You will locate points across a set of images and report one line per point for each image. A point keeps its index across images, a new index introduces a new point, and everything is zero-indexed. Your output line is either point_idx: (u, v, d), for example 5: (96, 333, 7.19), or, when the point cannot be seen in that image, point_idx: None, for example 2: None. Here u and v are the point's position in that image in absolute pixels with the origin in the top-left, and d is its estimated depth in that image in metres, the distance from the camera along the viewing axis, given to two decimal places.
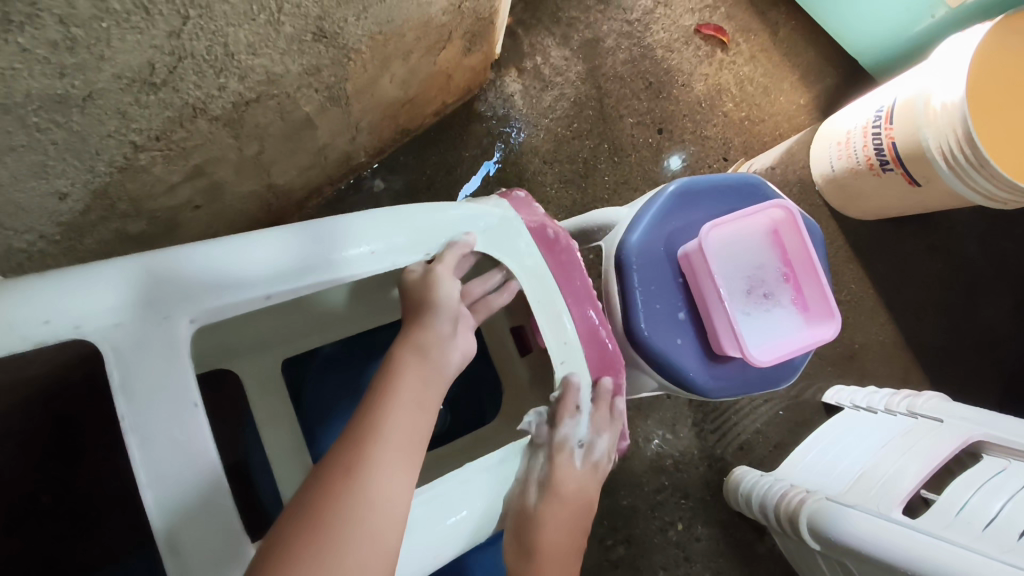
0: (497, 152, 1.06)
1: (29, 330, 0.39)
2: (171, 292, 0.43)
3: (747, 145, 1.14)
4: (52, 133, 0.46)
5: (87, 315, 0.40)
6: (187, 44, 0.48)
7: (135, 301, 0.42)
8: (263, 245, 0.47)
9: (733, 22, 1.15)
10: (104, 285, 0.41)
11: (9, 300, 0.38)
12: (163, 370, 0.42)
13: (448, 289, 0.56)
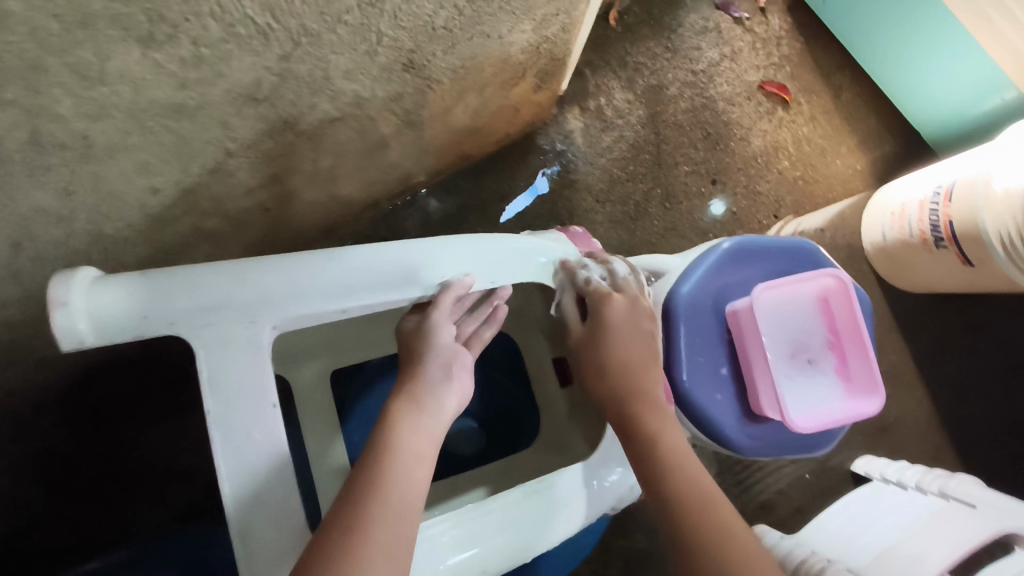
0: (541, 180, 1.09)
1: (134, 326, 0.42)
2: (258, 301, 0.46)
3: (798, 204, 1.14)
4: (162, 136, 0.50)
5: (184, 317, 0.43)
6: (292, 67, 0.51)
7: (227, 308, 0.45)
8: (343, 265, 0.49)
9: (797, 82, 1.16)
10: (201, 290, 0.44)
11: (116, 293, 0.41)
12: (245, 372, 0.45)
13: (445, 334, 0.55)
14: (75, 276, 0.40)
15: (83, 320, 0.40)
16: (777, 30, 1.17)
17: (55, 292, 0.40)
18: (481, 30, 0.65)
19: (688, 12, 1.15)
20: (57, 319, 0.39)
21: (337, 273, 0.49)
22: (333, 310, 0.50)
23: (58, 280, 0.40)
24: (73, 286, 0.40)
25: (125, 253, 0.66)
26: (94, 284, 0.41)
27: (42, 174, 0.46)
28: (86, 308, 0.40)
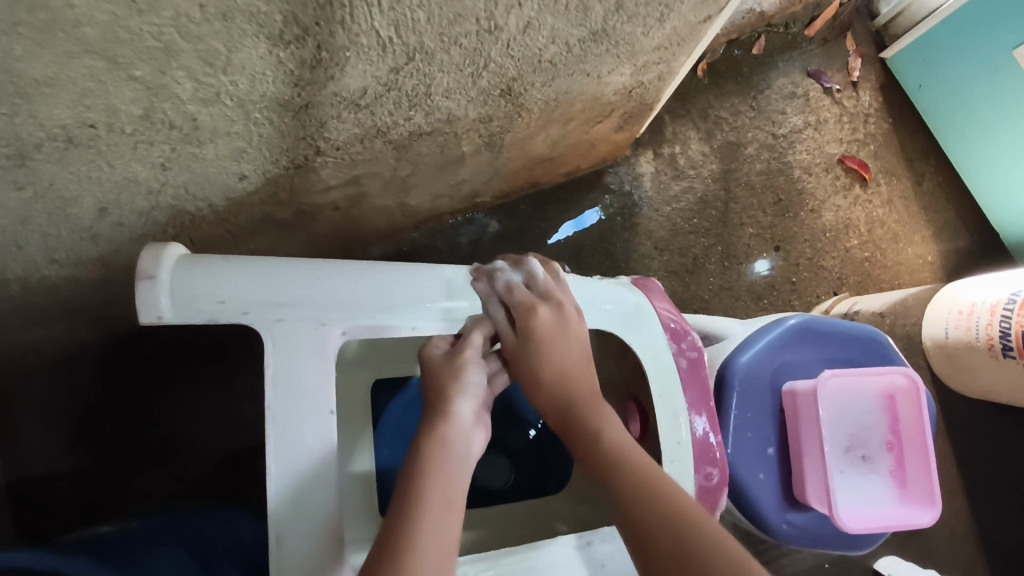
0: (596, 214, 1.08)
1: (209, 306, 0.44)
2: (331, 301, 0.47)
3: (861, 286, 1.11)
4: (263, 128, 0.50)
5: (257, 304, 0.45)
6: (399, 80, 0.51)
7: (299, 301, 0.46)
8: (412, 278, 0.51)
9: (878, 162, 1.14)
10: (278, 280, 0.46)
11: (206, 276, 0.44)
12: (308, 370, 0.46)
13: (474, 374, 0.52)
14: (165, 250, 0.44)
15: (164, 293, 0.43)
16: (867, 106, 1.15)
17: (144, 264, 0.43)
18: (583, 68, 0.64)
19: (778, 74, 1.13)
20: (145, 289, 0.43)
21: (407, 284, 0.50)
22: (403, 325, 0.50)
23: (150, 253, 0.43)
24: (160, 259, 0.43)
25: (198, 229, 0.67)
26: (181, 263, 0.44)
27: (145, 148, 0.46)
28: (169, 282, 0.43)
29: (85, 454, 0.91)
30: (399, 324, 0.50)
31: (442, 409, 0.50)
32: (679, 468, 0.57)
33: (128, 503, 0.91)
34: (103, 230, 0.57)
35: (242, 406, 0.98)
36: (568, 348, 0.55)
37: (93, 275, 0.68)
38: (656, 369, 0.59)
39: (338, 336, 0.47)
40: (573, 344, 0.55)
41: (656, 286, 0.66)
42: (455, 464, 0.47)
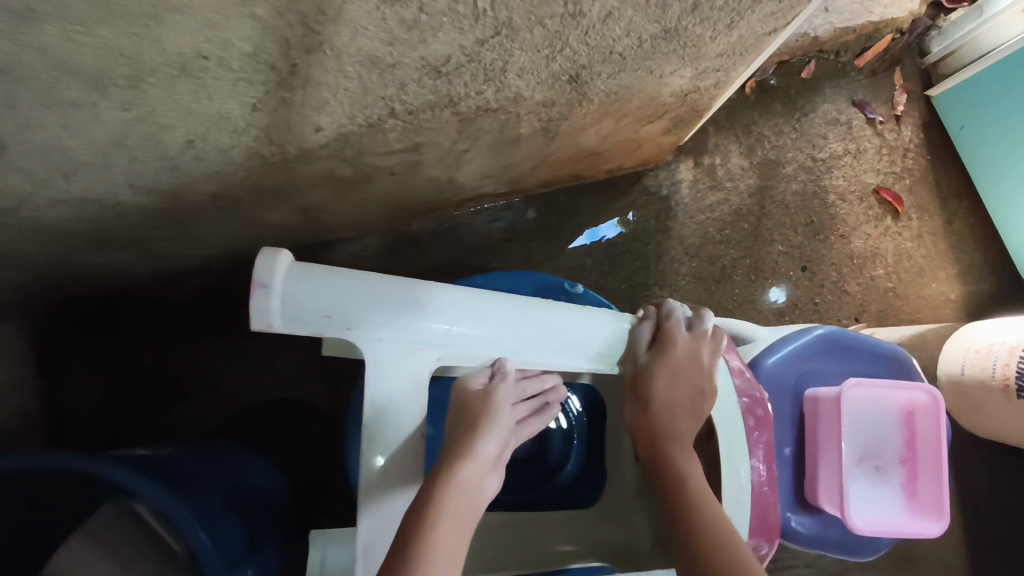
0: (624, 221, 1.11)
1: (316, 319, 0.44)
2: (431, 331, 0.48)
3: (883, 315, 1.13)
4: (350, 82, 0.53)
5: (362, 325, 0.46)
6: (482, 52, 0.55)
7: (404, 325, 0.47)
8: (503, 313, 0.51)
9: (913, 197, 1.16)
10: (384, 304, 0.46)
11: (314, 289, 0.44)
12: (405, 394, 0.49)
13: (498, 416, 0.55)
14: (282, 258, 0.43)
15: (275, 301, 0.43)
16: (907, 141, 1.17)
17: (259, 273, 0.42)
18: (648, 65, 0.67)
19: (824, 99, 1.16)
20: (257, 299, 0.42)
21: (501, 318, 0.50)
22: (494, 357, 0.52)
23: (266, 260, 0.43)
24: (275, 268, 0.43)
25: (263, 175, 0.70)
26: (292, 273, 0.44)
27: (244, 86, 0.50)
28: (281, 290, 0.43)
29: (127, 383, 1.05)
30: (492, 356, 0.52)
31: (463, 447, 0.52)
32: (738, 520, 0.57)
33: (160, 432, 1.04)
34: (183, 163, 0.61)
35: (269, 356, 1.09)
36: (683, 387, 0.59)
37: (161, 208, 0.72)
38: (723, 411, 0.60)
39: (431, 361, 0.49)
40: (687, 386, 0.59)
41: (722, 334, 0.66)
42: (468, 503, 0.49)
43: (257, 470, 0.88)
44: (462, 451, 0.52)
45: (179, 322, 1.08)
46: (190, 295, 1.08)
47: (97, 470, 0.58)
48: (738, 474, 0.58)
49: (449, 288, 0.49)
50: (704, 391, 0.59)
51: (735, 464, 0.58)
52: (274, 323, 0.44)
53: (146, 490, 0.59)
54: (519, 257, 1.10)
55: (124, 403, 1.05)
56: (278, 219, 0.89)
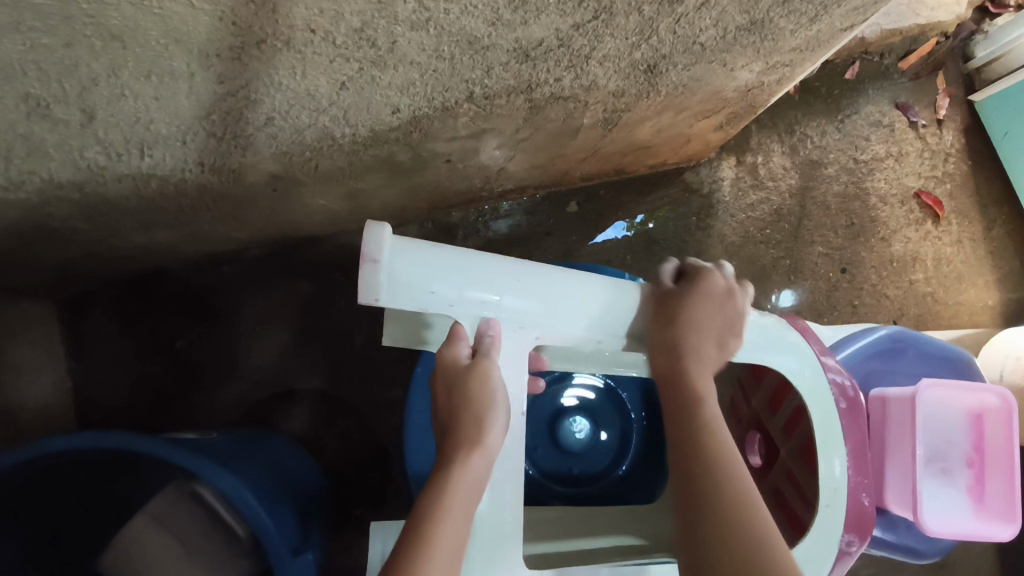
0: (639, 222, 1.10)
1: (421, 295, 0.50)
2: (524, 309, 0.54)
3: (921, 319, 1.13)
4: (441, 63, 0.53)
5: (463, 299, 0.52)
6: (574, 37, 0.54)
7: (501, 299, 0.53)
8: (587, 292, 0.56)
9: (953, 202, 1.16)
10: (482, 278, 0.52)
11: (419, 267, 0.50)
12: (509, 370, 0.55)
13: (494, 430, 0.52)
14: (389, 231, 0.48)
15: (383, 276, 0.48)
16: (948, 145, 1.16)
17: (369, 248, 0.47)
18: (723, 58, 0.66)
19: (867, 101, 1.15)
20: (367, 273, 0.48)
21: (587, 299, 0.56)
22: (592, 338, 0.58)
23: (374, 236, 0.47)
24: (383, 244, 0.48)
25: (328, 157, 0.69)
26: (397, 244, 0.49)
27: (340, 63, 0.49)
28: (388, 265, 0.48)
29: (162, 366, 1.04)
30: (590, 339, 0.58)
31: (469, 433, 0.51)
32: (833, 513, 0.59)
33: (194, 416, 1.03)
34: (257, 141, 0.60)
35: (305, 344, 1.06)
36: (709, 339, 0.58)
37: (221, 188, 0.71)
38: (816, 403, 0.61)
39: (532, 340, 0.56)
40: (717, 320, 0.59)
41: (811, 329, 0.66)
42: (471, 491, 0.50)
43: (294, 462, 0.87)
44: (469, 440, 0.51)
45: (215, 306, 1.06)
46: (227, 279, 1.06)
47: (150, 449, 0.58)
48: (833, 468, 0.60)
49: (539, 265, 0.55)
50: (730, 325, 0.59)
51: (829, 461, 0.60)
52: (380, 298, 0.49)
53: (205, 468, 0.58)
54: (559, 251, 1.09)
55: (159, 387, 1.04)
56: (327, 204, 0.88)
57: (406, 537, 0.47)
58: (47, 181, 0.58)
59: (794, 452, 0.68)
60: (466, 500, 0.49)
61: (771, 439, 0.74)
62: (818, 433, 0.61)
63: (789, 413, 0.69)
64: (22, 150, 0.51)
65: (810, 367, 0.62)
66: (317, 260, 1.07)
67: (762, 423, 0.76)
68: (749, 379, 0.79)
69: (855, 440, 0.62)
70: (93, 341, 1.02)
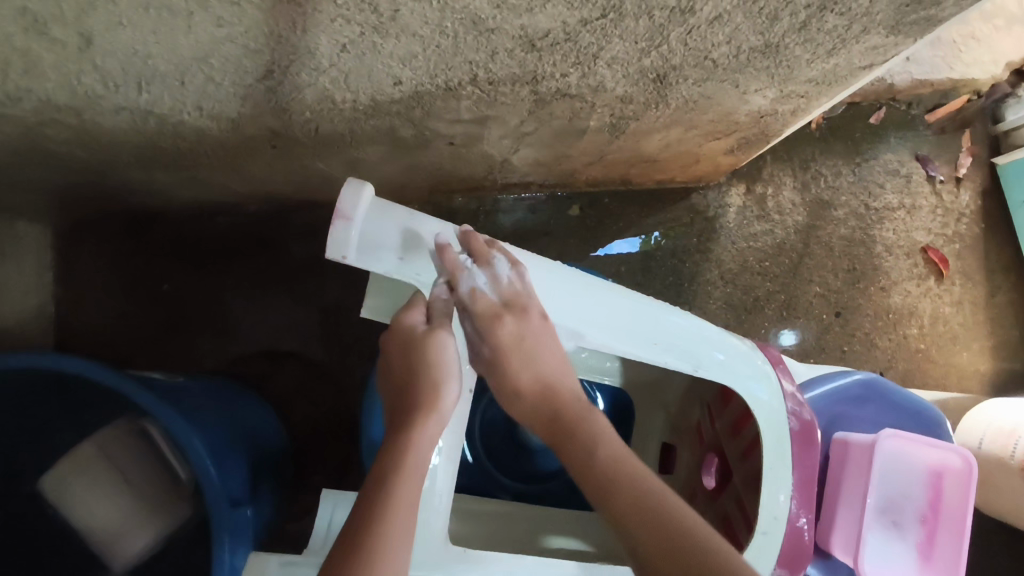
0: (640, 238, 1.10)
1: (389, 259, 0.50)
2: (493, 287, 0.54)
3: (908, 374, 1.11)
4: (443, 39, 0.52)
5: (431, 269, 0.51)
6: (581, 33, 0.53)
7: (471, 273, 0.53)
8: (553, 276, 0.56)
9: (959, 263, 1.14)
10: (455, 252, 0.52)
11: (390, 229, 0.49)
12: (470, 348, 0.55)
13: (450, 391, 0.51)
14: (368, 190, 0.48)
15: (354, 233, 0.48)
16: (963, 205, 1.14)
17: (344, 204, 0.48)
18: (736, 78, 0.66)
19: (887, 148, 1.14)
20: (339, 228, 0.48)
21: (557, 293, 0.56)
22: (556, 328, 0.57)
23: (352, 191, 0.48)
24: (360, 202, 0.48)
25: (328, 121, 0.69)
26: (373, 206, 0.49)
27: (341, 24, 0.49)
28: (360, 223, 0.48)
29: (146, 305, 1.05)
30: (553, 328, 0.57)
31: (424, 394, 0.50)
32: (770, 539, 0.59)
33: (168, 360, 1.04)
34: (256, 92, 0.60)
35: (287, 305, 1.06)
36: (523, 370, 0.52)
37: (219, 136, 0.71)
38: (770, 429, 0.60)
39: None
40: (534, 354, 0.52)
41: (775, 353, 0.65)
42: (426, 448, 0.50)
43: (257, 415, 0.88)
44: (426, 401, 0.50)
45: (206, 254, 1.06)
46: (221, 230, 1.06)
47: (80, 371, 0.58)
48: (777, 497, 0.59)
49: (513, 250, 0.54)
50: (536, 346, 0.52)
51: (774, 489, 0.59)
52: (348, 256, 0.49)
53: (146, 399, 0.59)
54: (553, 251, 1.09)
55: (140, 326, 1.04)
56: (327, 169, 0.88)
57: (362, 502, 0.46)
58: (44, 101, 0.58)
59: (746, 481, 0.64)
60: (422, 460, 0.49)
61: (726, 465, 0.68)
62: (769, 459, 0.60)
63: (749, 438, 0.64)
64: (19, 66, 0.52)
65: (766, 381, 0.61)
66: (313, 224, 1.07)
67: (720, 448, 0.69)
68: (715, 400, 0.70)
69: (805, 466, 0.60)
70: (83, 271, 1.03)
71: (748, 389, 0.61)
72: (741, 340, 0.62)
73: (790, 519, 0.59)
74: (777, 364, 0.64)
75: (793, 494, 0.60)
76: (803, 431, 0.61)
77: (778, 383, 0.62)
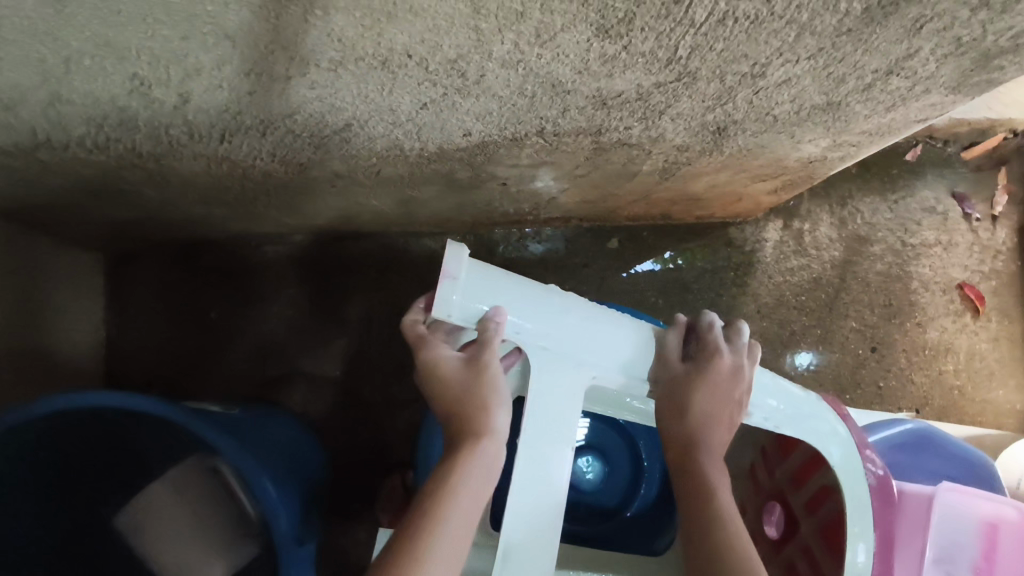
0: (677, 271, 1.11)
1: (490, 318, 0.53)
2: (581, 344, 0.55)
3: (945, 411, 1.11)
4: (521, 99, 0.54)
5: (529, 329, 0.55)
6: (654, 94, 0.55)
7: (559, 333, 0.55)
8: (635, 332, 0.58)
9: (995, 299, 1.14)
10: (546, 311, 0.55)
11: (490, 287, 0.53)
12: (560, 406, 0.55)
13: (498, 417, 0.57)
14: (467, 253, 0.52)
15: (458, 292, 0.52)
16: (1000, 243, 1.15)
17: (448, 266, 0.51)
18: (793, 131, 0.67)
19: (924, 185, 1.15)
20: (444, 287, 0.52)
21: (635, 343, 0.58)
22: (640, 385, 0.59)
23: (453, 255, 0.51)
24: (462, 263, 0.52)
25: (391, 165, 0.71)
26: (473, 266, 0.53)
27: (427, 87, 0.51)
28: (463, 283, 0.52)
29: (193, 331, 1.07)
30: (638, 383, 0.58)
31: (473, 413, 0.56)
32: None
33: (214, 385, 1.06)
34: (330, 143, 0.62)
35: (331, 333, 1.08)
36: (724, 407, 0.57)
37: (284, 177, 0.73)
38: (850, 486, 0.60)
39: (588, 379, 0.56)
40: (726, 404, 0.57)
41: (840, 403, 0.65)
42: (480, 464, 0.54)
43: (310, 449, 0.88)
44: (474, 421, 0.55)
45: (250, 282, 1.08)
46: (266, 259, 1.08)
47: (143, 406, 0.61)
48: (855, 558, 0.58)
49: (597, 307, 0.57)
50: (739, 406, 0.58)
51: (855, 545, 0.58)
52: (452, 312, 0.53)
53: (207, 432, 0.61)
54: (593, 283, 1.10)
55: (187, 351, 1.07)
56: (379, 205, 0.90)
57: (416, 507, 0.52)
58: (128, 149, 0.60)
59: (815, 531, 0.65)
60: (479, 483, 0.53)
61: (791, 514, 0.69)
62: (847, 514, 0.59)
63: (815, 489, 0.65)
64: (114, 120, 0.54)
65: (837, 434, 0.61)
66: (356, 254, 1.09)
67: (783, 496, 0.71)
68: (773, 449, 0.74)
69: (883, 523, 0.60)
70: (133, 298, 1.06)
71: (823, 446, 0.60)
72: (807, 391, 0.62)
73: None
74: (846, 417, 0.63)
75: (873, 554, 0.58)
76: (881, 487, 0.61)
77: (854, 440, 0.61)
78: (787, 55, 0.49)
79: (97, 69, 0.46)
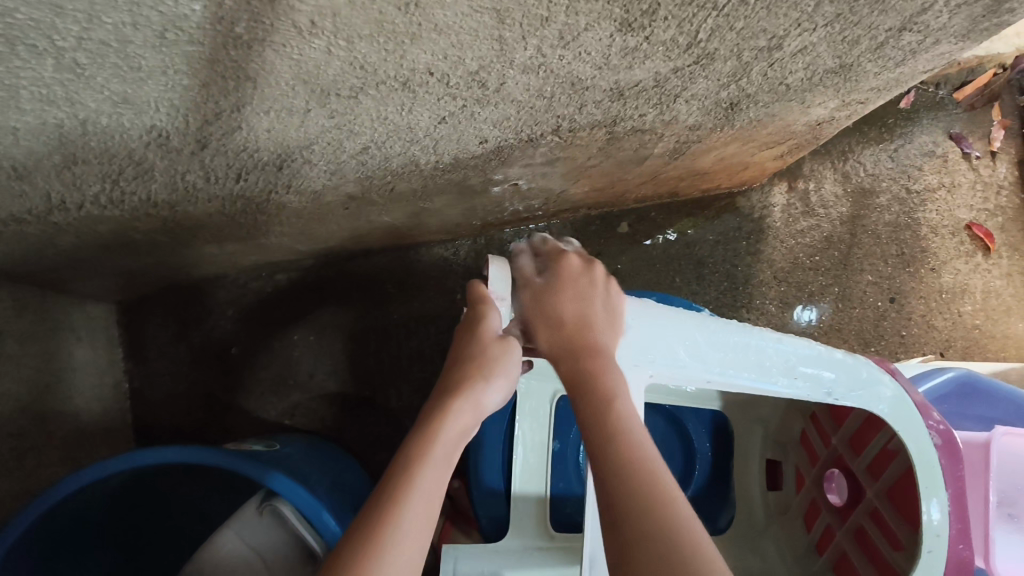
0: (691, 247, 1.11)
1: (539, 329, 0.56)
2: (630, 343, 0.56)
3: (968, 350, 1.12)
4: (539, 101, 0.54)
5: None
6: (670, 79, 0.54)
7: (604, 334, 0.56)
8: (687, 326, 0.58)
9: (1004, 235, 1.15)
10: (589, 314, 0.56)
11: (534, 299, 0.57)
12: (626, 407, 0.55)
13: (491, 391, 0.54)
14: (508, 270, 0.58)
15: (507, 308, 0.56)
16: (1001, 178, 1.16)
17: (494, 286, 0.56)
18: (804, 96, 0.67)
19: (921, 130, 1.15)
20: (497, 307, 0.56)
21: (688, 335, 0.57)
22: (700, 378, 0.58)
23: (496, 272, 0.56)
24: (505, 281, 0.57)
25: (405, 181, 0.70)
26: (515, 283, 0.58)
27: (447, 100, 0.50)
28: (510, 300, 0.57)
29: (216, 369, 1.06)
30: (700, 377, 0.58)
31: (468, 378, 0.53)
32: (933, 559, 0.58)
33: (244, 420, 1.05)
34: (346, 167, 0.61)
35: (354, 353, 1.07)
36: (570, 304, 0.56)
37: (298, 206, 0.72)
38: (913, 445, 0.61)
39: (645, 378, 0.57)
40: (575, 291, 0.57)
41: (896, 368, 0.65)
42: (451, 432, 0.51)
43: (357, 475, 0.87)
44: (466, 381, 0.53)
45: (266, 312, 1.07)
46: (279, 287, 1.07)
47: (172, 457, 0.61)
48: (930, 516, 0.59)
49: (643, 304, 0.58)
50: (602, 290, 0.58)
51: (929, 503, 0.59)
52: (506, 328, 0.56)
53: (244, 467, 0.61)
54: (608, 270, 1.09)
55: (212, 389, 1.05)
56: (390, 221, 0.89)
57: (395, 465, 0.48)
58: (143, 200, 0.59)
59: (885, 492, 0.66)
60: (446, 452, 0.50)
61: (855, 478, 0.71)
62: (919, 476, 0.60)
63: (880, 449, 0.67)
64: (131, 173, 0.53)
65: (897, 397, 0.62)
66: (369, 272, 1.08)
67: (841, 461, 0.73)
68: (825, 415, 0.76)
69: (955, 480, 0.60)
70: (151, 344, 1.04)
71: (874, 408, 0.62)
72: (858, 356, 0.62)
73: (951, 534, 0.59)
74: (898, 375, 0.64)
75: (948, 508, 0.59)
76: (947, 444, 0.62)
77: (909, 399, 0.63)
78: (805, 25, 0.49)
79: (115, 126, 0.44)
